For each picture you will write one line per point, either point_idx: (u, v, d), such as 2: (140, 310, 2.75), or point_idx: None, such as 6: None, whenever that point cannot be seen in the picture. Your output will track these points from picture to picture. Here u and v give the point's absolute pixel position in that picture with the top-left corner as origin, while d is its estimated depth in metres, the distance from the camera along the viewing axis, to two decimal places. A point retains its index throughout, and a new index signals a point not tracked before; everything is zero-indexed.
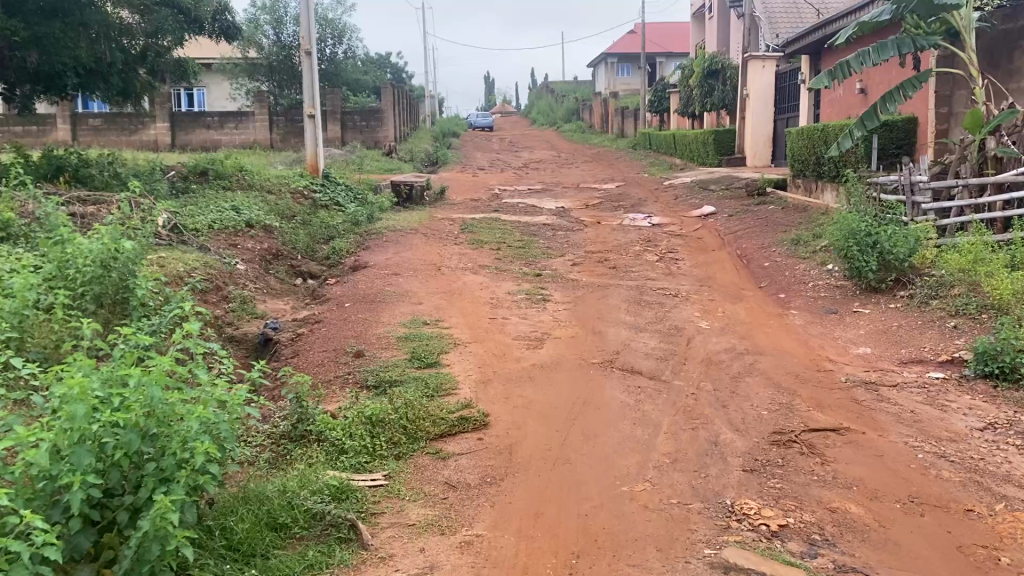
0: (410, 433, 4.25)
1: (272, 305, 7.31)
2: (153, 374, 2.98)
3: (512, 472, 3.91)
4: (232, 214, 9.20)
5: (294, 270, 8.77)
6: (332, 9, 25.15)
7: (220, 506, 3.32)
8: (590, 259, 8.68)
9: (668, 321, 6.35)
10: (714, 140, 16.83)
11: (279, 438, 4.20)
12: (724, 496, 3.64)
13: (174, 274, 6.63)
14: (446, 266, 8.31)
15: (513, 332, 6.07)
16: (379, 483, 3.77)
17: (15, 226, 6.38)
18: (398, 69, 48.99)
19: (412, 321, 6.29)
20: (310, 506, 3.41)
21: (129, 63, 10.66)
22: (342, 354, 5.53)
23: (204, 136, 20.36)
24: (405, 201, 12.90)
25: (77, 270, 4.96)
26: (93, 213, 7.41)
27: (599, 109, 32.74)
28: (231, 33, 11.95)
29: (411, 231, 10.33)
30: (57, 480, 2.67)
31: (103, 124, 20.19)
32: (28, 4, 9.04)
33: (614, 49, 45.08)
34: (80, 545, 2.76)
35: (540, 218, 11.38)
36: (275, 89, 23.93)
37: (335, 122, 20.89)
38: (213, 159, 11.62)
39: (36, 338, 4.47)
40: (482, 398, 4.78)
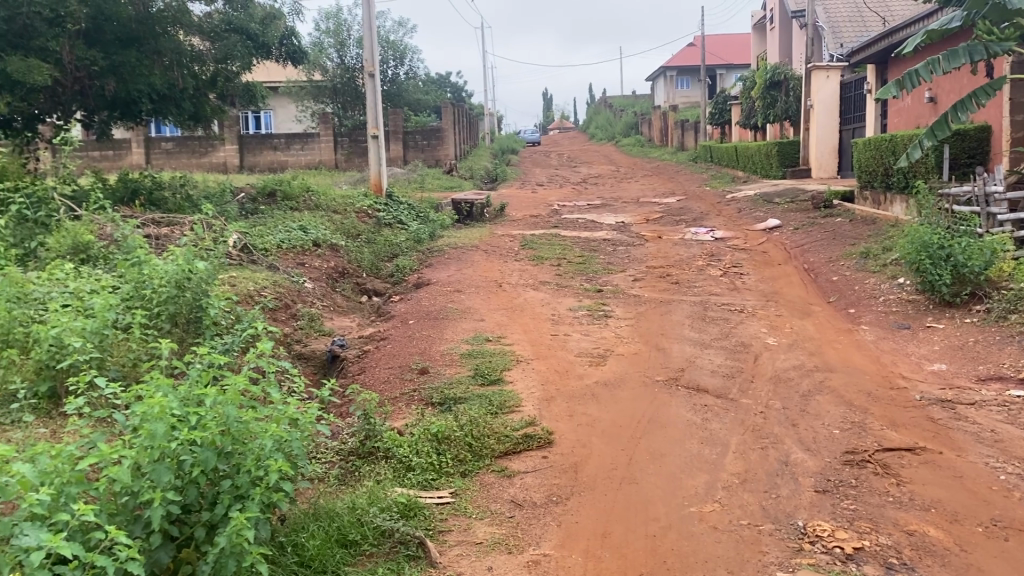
0: (476, 450, 4.27)
1: (338, 322, 7.43)
2: (229, 393, 3.07)
3: (579, 492, 3.89)
4: (300, 234, 9.42)
5: (359, 287, 8.91)
6: (393, 30, 25.61)
7: (292, 522, 3.38)
8: (652, 274, 8.63)
9: (734, 337, 6.27)
10: (778, 152, 16.59)
11: (347, 454, 4.25)
12: (796, 517, 3.57)
13: (245, 293, 6.80)
14: (507, 283, 8.35)
15: (575, 349, 6.05)
16: (446, 500, 3.78)
17: (95, 248, 6.62)
18: (457, 88, 49.64)
19: (474, 337, 6.32)
20: (380, 523, 3.44)
21: (200, 88, 10.98)
22: (407, 371, 5.60)
23: (271, 157, 20.86)
24: (466, 218, 13.02)
25: (153, 291, 5.16)
26: (167, 234, 7.65)
27: (659, 123, 32.62)
28: (298, 57, 12.27)
29: (472, 248, 10.41)
30: (138, 496, 2.77)
31: (175, 147, 20.84)
32: (106, 35, 9.43)
33: (673, 62, 44.93)
34: (160, 560, 2.83)
35: (600, 233, 11.38)
36: (339, 111, 24.39)
37: (398, 142, 21.21)
38: (280, 180, 11.93)
39: (115, 357, 4.65)
40: (545, 416, 4.77)
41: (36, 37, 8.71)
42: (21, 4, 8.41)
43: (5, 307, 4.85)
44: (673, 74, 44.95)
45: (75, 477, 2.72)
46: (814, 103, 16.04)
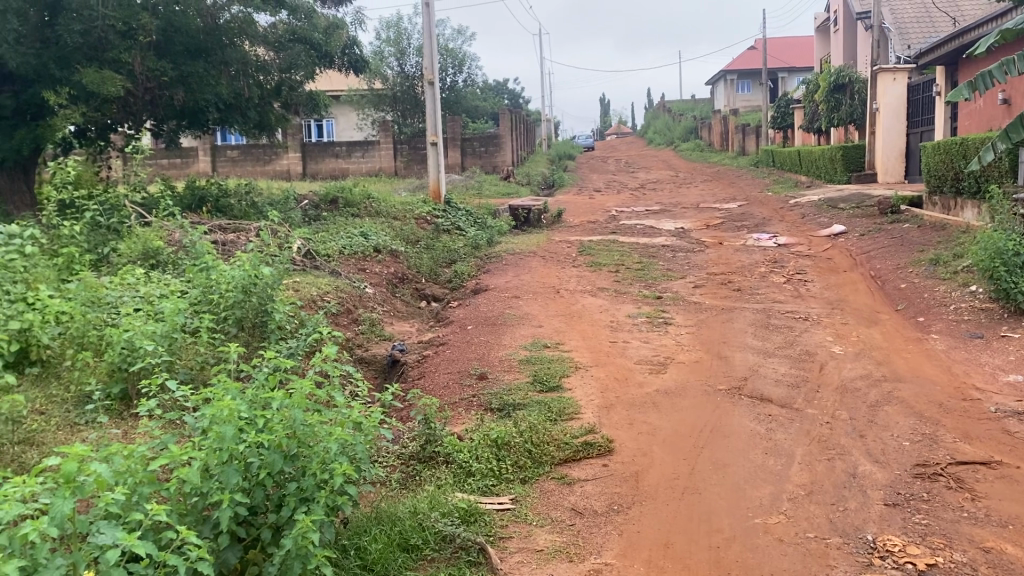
0: (536, 457, 4.26)
1: (398, 327, 7.50)
2: (295, 397, 3.12)
3: (640, 501, 3.84)
4: (361, 240, 9.56)
5: (418, 293, 8.99)
6: (452, 38, 25.86)
7: (354, 525, 3.41)
8: (713, 281, 8.52)
9: (798, 346, 6.14)
10: (842, 156, 16.25)
11: (408, 459, 4.29)
12: (866, 531, 3.47)
13: (309, 298, 6.92)
14: (565, 289, 8.33)
15: (635, 356, 6.00)
16: (506, 507, 3.78)
17: (164, 253, 6.81)
18: (515, 95, 49.96)
19: (533, 343, 6.32)
20: (441, 528, 3.45)
21: (265, 97, 11.21)
22: (466, 376, 5.62)
23: (333, 165, 21.18)
24: (523, 224, 13.05)
25: (221, 295, 5.31)
26: (233, 240, 7.82)
27: (718, 128, 32.22)
28: (359, 66, 12.48)
29: (530, 254, 10.41)
30: (208, 497, 2.83)
31: (240, 155, 21.30)
32: (175, 47, 9.70)
33: (733, 66, 44.40)
34: (228, 560, 2.88)
35: (659, 239, 11.27)
36: (399, 118, 24.65)
37: (456, 149, 21.35)
38: (342, 187, 12.13)
39: (184, 361, 4.78)
40: (605, 423, 4.73)
41: (110, 50, 9.00)
42: (96, 18, 8.69)
43: (81, 310, 5.01)
44: (733, 78, 44.39)
45: (148, 478, 2.79)
46: (880, 106, 15.57)
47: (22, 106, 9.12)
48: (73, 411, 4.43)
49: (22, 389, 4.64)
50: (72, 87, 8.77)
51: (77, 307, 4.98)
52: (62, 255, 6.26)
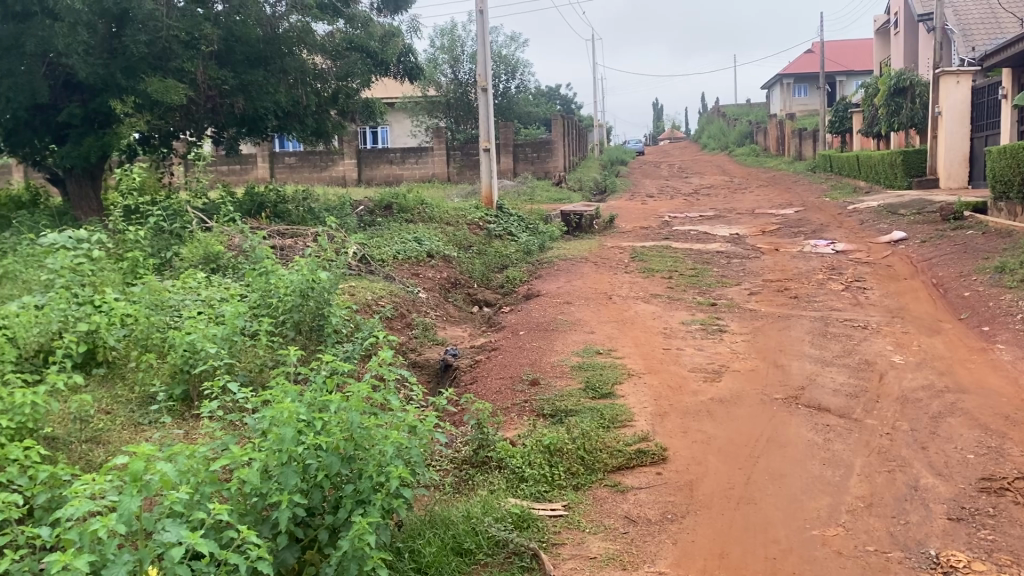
0: (589, 463, 4.25)
1: (450, 332, 7.54)
2: (352, 400, 3.17)
3: (694, 510, 3.81)
4: (414, 245, 9.66)
5: (471, 298, 9.04)
6: (506, 45, 25.97)
7: (409, 528, 3.45)
8: (768, 288, 8.41)
9: (857, 355, 6.02)
10: (903, 161, 15.91)
11: (461, 463, 4.31)
12: (928, 545, 3.38)
13: (364, 302, 7.02)
14: (618, 295, 8.30)
15: (689, 363, 5.95)
16: (559, 513, 3.77)
17: (225, 258, 6.97)
18: (567, 100, 49.99)
19: (585, 349, 6.30)
20: (494, 533, 3.46)
21: (322, 105, 11.41)
22: (518, 382, 5.63)
23: (387, 171, 21.43)
24: (575, 229, 13.02)
25: (280, 300, 5.43)
26: (291, 245, 7.96)
27: (774, 132, 31.77)
28: (414, 74, 12.64)
29: (582, 260, 10.39)
30: (267, 497, 2.89)
31: (297, 162, 21.67)
32: (236, 56, 9.94)
33: (789, 70, 43.76)
34: (286, 560, 2.93)
35: (713, 245, 11.15)
36: (452, 125, 24.83)
37: (508, 154, 21.41)
38: (397, 192, 12.29)
39: (243, 363, 4.89)
40: (659, 431, 4.70)
41: (174, 59, 9.24)
42: (161, 28, 8.95)
43: (145, 313, 5.16)
44: (790, 81, 43.75)
45: (210, 477, 2.86)
46: (943, 111, 15.24)
47: (90, 114, 9.44)
48: (138, 411, 4.55)
49: (89, 390, 4.78)
50: (137, 95, 9.04)
51: (142, 311, 5.14)
52: (128, 259, 6.45)
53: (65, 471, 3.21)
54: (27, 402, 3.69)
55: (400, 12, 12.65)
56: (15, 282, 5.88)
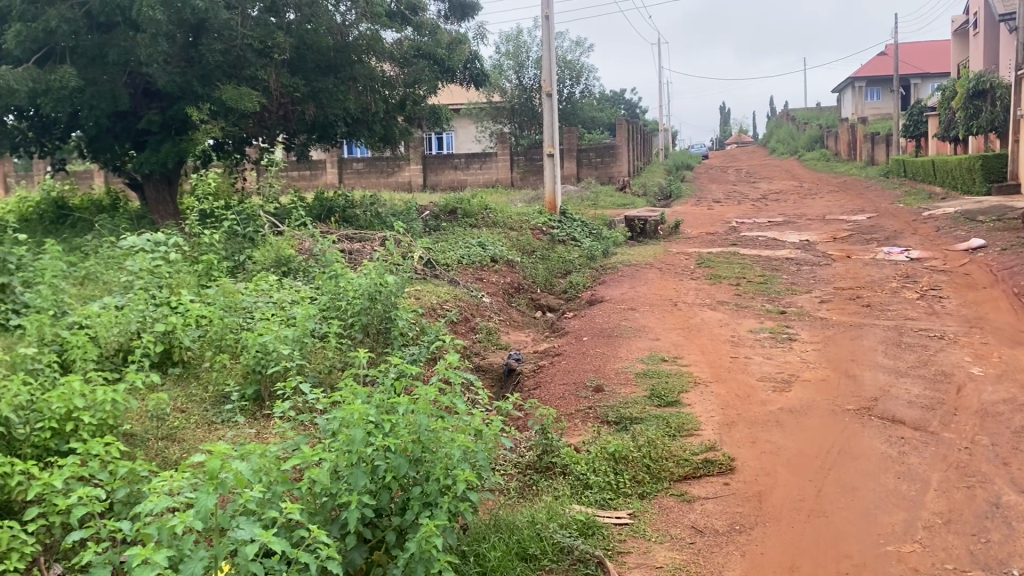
0: (655, 472, 4.20)
1: (514, 337, 7.55)
2: (420, 403, 3.21)
3: (763, 522, 3.73)
4: (479, 250, 9.74)
5: (534, 302, 9.05)
6: (571, 50, 26.01)
7: (474, 532, 3.47)
8: (840, 295, 8.22)
9: (933, 366, 5.83)
10: (981, 166, 15.38)
11: (525, 468, 4.32)
12: (1010, 565, 3.26)
13: (430, 306, 7.09)
14: (683, 301, 8.21)
15: (757, 372, 5.85)
16: (625, 521, 3.74)
17: (295, 261, 7.13)
18: (632, 105, 49.80)
19: (650, 357, 6.24)
20: (559, 540, 3.44)
21: (389, 111, 11.56)
22: (582, 388, 5.60)
23: (452, 176, 21.60)
24: (639, 235, 12.92)
25: (349, 303, 5.55)
26: (358, 249, 8.09)
27: (844, 136, 31.04)
28: (480, 80, 12.74)
29: (647, 265, 10.31)
30: (337, 497, 2.94)
31: (364, 167, 21.98)
32: (307, 64, 10.18)
33: (862, 73, 42.74)
34: (354, 560, 2.98)
35: (782, 252, 10.93)
36: (516, 130, 24.93)
37: (572, 160, 21.39)
38: (461, 197, 12.39)
39: (313, 364, 4.98)
40: (726, 441, 4.63)
41: (248, 67, 9.47)
42: (235, 37, 9.22)
43: (219, 314, 5.30)
44: (862, 85, 42.73)
45: (281, 477, 2.92)
46: None
47: (168, 121, 9.75)
48: (211, 410, 4.67)
49: (165, 388, 4.92)
50: (212, 102, 9.31)
51: (216, 312, 5.28)
52: (202, 262, 6.63)
53: (144, 467, 3.31)
54: (108, 400, 3.82)
55: (467, 20, 12.77)
56: (97, 283, 6.10)
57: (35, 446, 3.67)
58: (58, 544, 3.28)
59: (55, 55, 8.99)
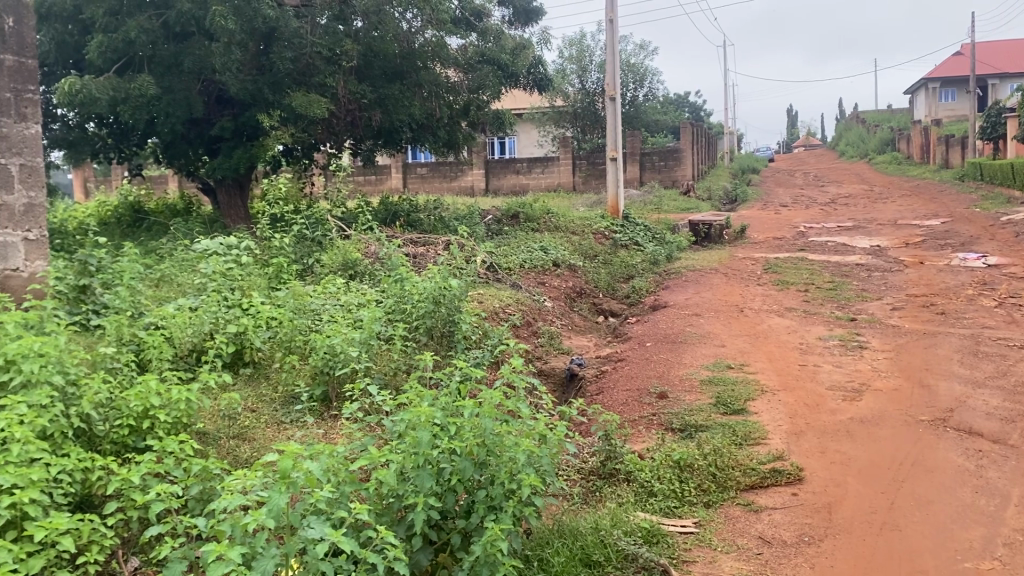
0: (720, 481, 4.15)
1: (576, 341, 7.54)
2: (485, 407, 3.22)
3: (833, 534, 3.65)
4: (541, 254, 9.77)
5: (596, 307, 9.02)
6: (634, 54, 25.88)
7: (537, 536, 3.48)
8: (913, 302, 7.99)
9: (1013, 376, 5.62)
10: None
11: (589, 474, 4.31)
12: None
13: (492, 310, 7.13)
14: (749, 308, 8.09)
15: (826, 381, 5.72)
16: (690, 530, 3.70)
17: (361, 265, 7.25)
18: (696, 108, 49.29)
19: (715, 364, 6.16)
20: (624, 547, 3.41)
21: (453, 116, 11.67)
22: (646, 395, 5.56)
23: (514, 181, 21.70)
24: (704, 240, 12.78)
25: (414, 306, 5.63)
26: (423, 253, 8.18)
27: (917, 139, 30.19)
28: (544, 85, 12.78)
29: (711, 271, 10.18)
30: (404, 498, 2.98)
31: (428, 172, 22.18)
32: (374, 71, 10.34)
33: (936, 73, 41.50)
34: (420, 561, 3.02)
35: (852, 257, 10.69)
36: (579, 134, 24.90)
37: (635, 163, 21.24)
38: (524, 202, 12.43)
39: (379, 366, 5.06)
40: (795, 450, 4.54)
41: (317, 75, 9.67)
42: (306, 45, 9.41)
43: (289, 316, 5.42)
44: (936, 86, 41.48)
45: (349, 477, 2.97)
46: None
47: (240, 128, 10.01)
48: (281, 411, 4.76)
49: (237, 388, 5.04)
50: (282, 109, 9.53)
51: (285, 314, 5.40)
52: (273, 265, 6.79)
53: (217, 464, 3.40)
54: (183, 399, 3.94)
55: (531, 25, 12.81)
56: (172, 285, 6.29)
57: (114, 443, 3.80)
58: (135, 537, 3.38)
59: (133, 64, 9.31)
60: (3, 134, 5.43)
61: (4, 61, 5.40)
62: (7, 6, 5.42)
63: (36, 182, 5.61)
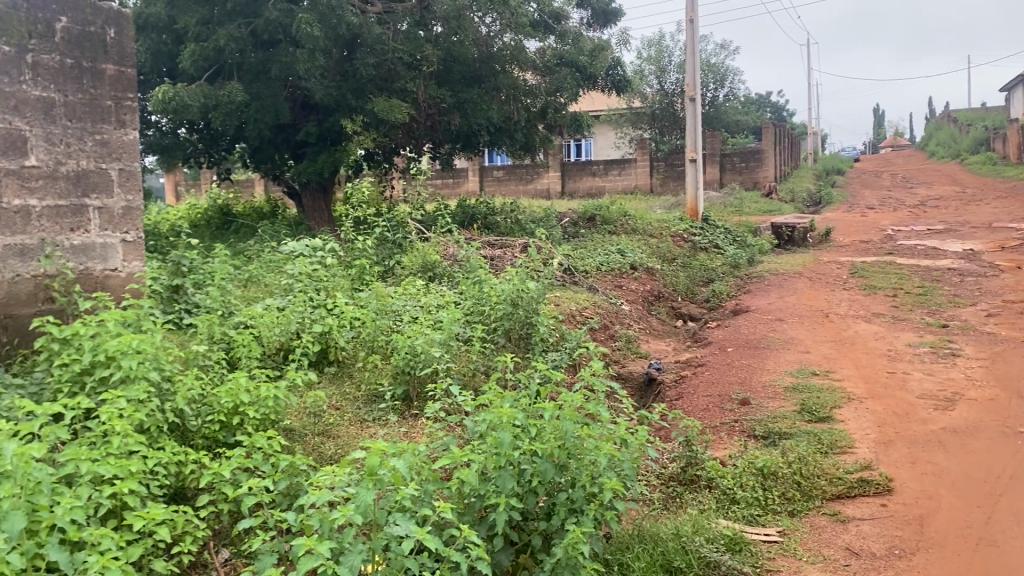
0: (805, 489, 4.05)
1: (654, 345, 7.48)
2: (566, 410, 3.23)
3: (925, 548, 3.52)
4: (618, 257, 9.73)
5: (674, 311, 8.93)
6: (715, 54, 25.50)
7: (617, 541, 3.46)
8: (1009, 309, 7.66)
9: None
10: None
11: (669, 479, 4.27)
12: None
13: (570, 313, 7.12)
14: (834, 313, 7.88)
15: (916, 389, 5.53)
16: (774, 539, 3.62)
17: (440, 267, 7.35)
18: (777, 108, 48.28)
19: (799, 370, 6.02)
20: (705, 554, 3.37)
21: (531, 119, 11.73)
22: (727, 401, 5.47)
23: (590, 183, 21.66)
24: (786, 243, 12.53)
25: (492, 308, 5.68)
26: (500, 255, 8.24)
27: (1014, 138, 28.87)
28: (622, 86, 12.72)
29: (794, 275, 9.95)
30: (485, 499, 3.01)
31: (504, 175, 22.25)
32: (454, 76, 10.47)
33: None
34: (501, 562, 3.04)
35: (944, 262, 10.32)
36: (657, 135, 24.67)
37: (714, 165, 20.91)
38: (601, 204, 12.41)
39: (459, 367, 5.12)
40: (883, 460, 4.40)
41: (398, 80, 9.84)
42: (388, 51, 9.57)
43: (371, 317, 5.54)
44: None
45: (432, 476, 3.02)
46: None
47: (324, 133, 10.25)
48: (364, 409, 4.85)
49: (322, 386, 5.16)
50: (365, 114, 9.72)
51: (368, 315, 5.52)
52: (356, 267, 6.94)
53: (303, 460, 3.51)
54: (271, 396, 4.08)
55: (610, 26, 12.77)
56: (259, 285, 6.48)
57: (206, 437, 3.93)
58: (226, 530, 3.50)
59: (224, 72, 9.63)
60: (104, 140, 5.26)
61: (106, 71, 5.26)
62: (108, 17, 5.28)
63: (134, 186, 5.45)
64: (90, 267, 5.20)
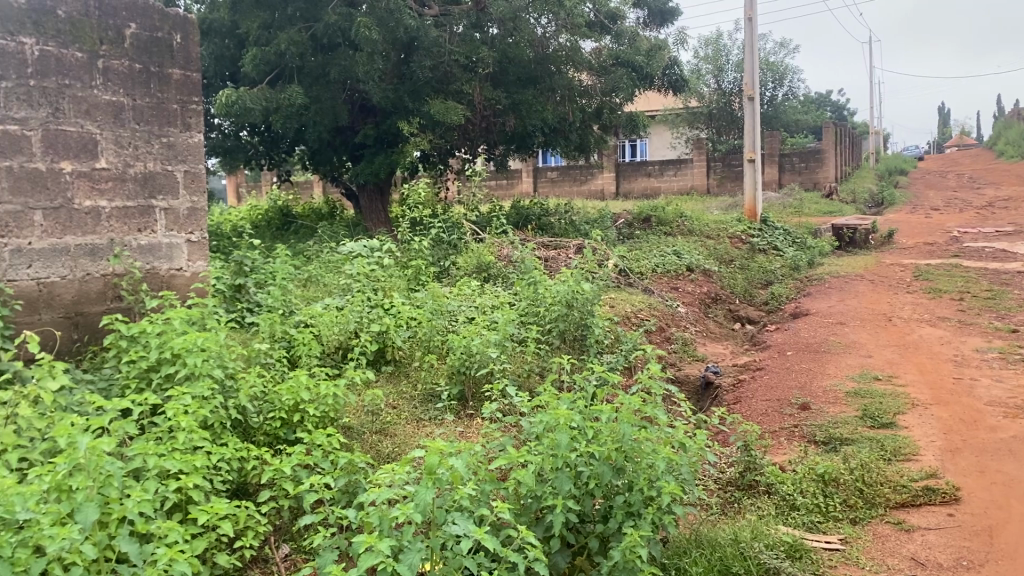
0: (868, 497, 3.97)
1: (710, 348, 7.40)
2: (623, 412, 3.22)
3: (995, 560, 3.41)
4: (674, 258, 9.66)
5: (732, 314, 8.82)
6: (774, 52, 25.11)
7: (674, 546, 3.43)
8: None
9: None
10: None
11: (726, 485, 4.22)
12: None
13: (626, 314, 7.10)
14: (897, 316, 7.69)
15: (985, 396, 5.37)
16: (835, 547, 3.55)
17: (496, 267, 7.39)
18: (837, 108, 47.35)
19: (861, 374, 5.89)
20: (764, 560, 3.32)
21: (586, 120, 11.72)
22: (786, 406, 5.38)
23: (645, 184, 21.52)
24: (848, 245, 12.31)
25: (547, 309, 5.68)
26: (555, 256, 8.25)
27: None
28: (679, 86, 12.62)
29: (856, 277, 9.75)
30: (542, 500, 3.01)
31: (558, 176, 22.25)
32: (509, 77, 10.53)
33: None
34: (558, 563, 3.04)
35: (1013, 264, 10.00)
36: (714, 135, 24.40)
37: (773, 165, 20.59)
38: (657, 205, 12.33)
39: (514, 368, 5.13)
40: (950, 469, 4.28)
41: (454, 82, 9.92)
42: (444, 53, 9.63)
43: (427, 317, 5.60)
44: None
45: (490, 476, 3.03)
46: None
47: (381, 135, 10.36)
48: (420, 407, 4.89)
49: (379, 384, 5.22)
50: (421, 116, 9.80)
51: (425, 315, 5.58)
52: (412, 267, 7.02)
53: (361, 458, 3.55)
54: (330, 394, 4.14)
55: (667, 26, 12.67)
56: (318, 285, 6.58)
57: (267, 434, 4.01)
58: (286, 525, 3.57)
59: (284, 75, 9.80)
60: (170, 143, 5.40)
61: (172, 75, 5.40)
62: (175, 23, 5.42)
63: (198, 187, 5.58)
64: (156, 266, 5.33)
